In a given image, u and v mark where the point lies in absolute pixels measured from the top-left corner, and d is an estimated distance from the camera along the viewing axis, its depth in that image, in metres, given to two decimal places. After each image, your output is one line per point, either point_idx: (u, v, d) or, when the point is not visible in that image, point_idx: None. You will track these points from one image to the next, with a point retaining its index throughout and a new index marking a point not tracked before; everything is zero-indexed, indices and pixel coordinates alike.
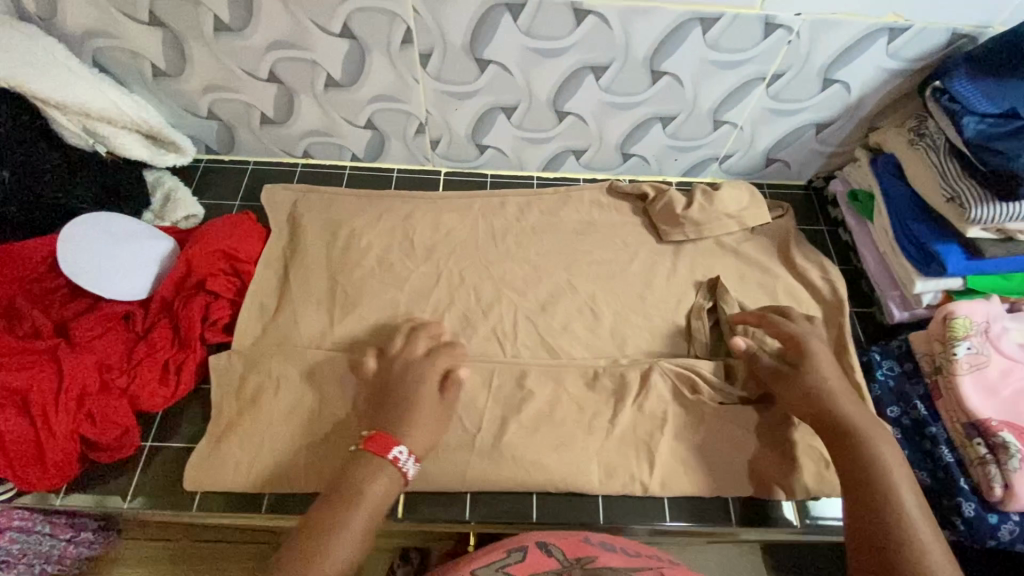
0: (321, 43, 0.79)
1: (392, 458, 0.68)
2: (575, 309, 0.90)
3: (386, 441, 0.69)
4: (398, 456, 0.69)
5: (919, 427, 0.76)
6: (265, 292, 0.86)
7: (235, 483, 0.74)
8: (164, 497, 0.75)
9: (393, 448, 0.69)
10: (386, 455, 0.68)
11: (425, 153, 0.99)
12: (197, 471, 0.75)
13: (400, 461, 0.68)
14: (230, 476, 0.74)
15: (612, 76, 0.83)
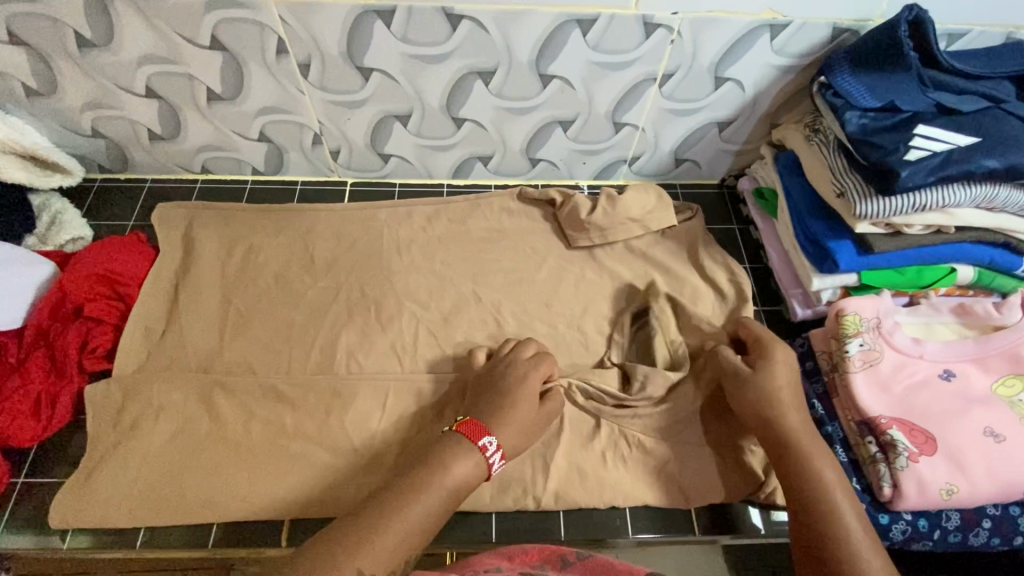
0: (193, 56, 0.76)
1: (483, 445, 0.67)
2: (479, 319, 0.87)
3: (478, 429, 0.67)
4: (486, 445, 0.67)
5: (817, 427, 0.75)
6: (152, 316, 0.83)
7: (108, 518, 0.71)
8: (35, 535, 0.72)
9: (484, 437, 0.67)
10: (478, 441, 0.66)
11: (327, 165, 0.96)
12: (65, 512, 0.71)
13: (489, 450, 0.67)
14: (104, 513, 0.71)
15: (501, 81, 0.81)
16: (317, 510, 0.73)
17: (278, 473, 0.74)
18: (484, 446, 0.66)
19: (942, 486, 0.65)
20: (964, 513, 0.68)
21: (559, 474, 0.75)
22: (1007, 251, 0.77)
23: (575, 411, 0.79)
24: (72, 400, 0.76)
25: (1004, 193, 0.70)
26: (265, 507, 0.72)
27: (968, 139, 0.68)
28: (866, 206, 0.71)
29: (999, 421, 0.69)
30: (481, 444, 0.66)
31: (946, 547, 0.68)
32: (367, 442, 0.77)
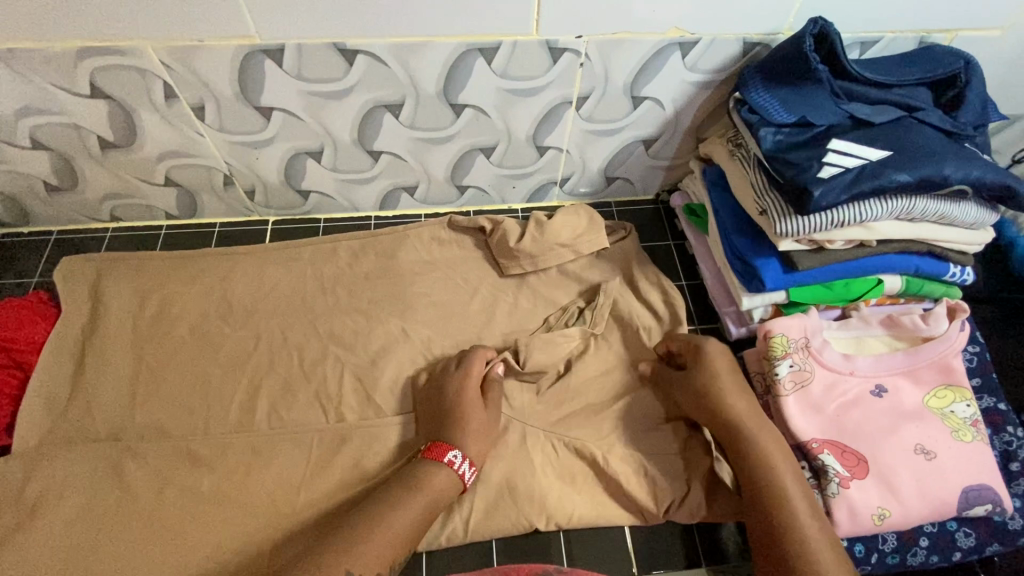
0: (77, 105, 0.72)
1: (449, 460, 0.68)
2: (409, 359, 0.83)
3: (443, 447, 0.69)
4: (453, 459, 0.68)
5: None
6: (54, 381, 0.77)
7: None
8: None
9: (451, 451, 0.68)
10: (443, 458, 0.68)
11: (245, 205, 0.92)
12: None
13: (456, 464, 0.68)
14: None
15: (411, 113, 0.78)
16: None
17: (193, 546, 0.68)
18: (452, 462, 0.68)
19: (874, 510, 0.64)
20: (901, 534, 0.67)
21: (497, 522, 0.71)
22: (932, 259, 0.76)
23: (509, 451, 0.75)
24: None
25: (920, 204, 0.69)
26: None
27: (880, 152, 0.67)
28: (785, 225, 0.70)
29: (930, 437, 0.69)
30: (449, 459, 0.68)
31: (887, 570, 0.67)
32: (292, 503, 0.72)
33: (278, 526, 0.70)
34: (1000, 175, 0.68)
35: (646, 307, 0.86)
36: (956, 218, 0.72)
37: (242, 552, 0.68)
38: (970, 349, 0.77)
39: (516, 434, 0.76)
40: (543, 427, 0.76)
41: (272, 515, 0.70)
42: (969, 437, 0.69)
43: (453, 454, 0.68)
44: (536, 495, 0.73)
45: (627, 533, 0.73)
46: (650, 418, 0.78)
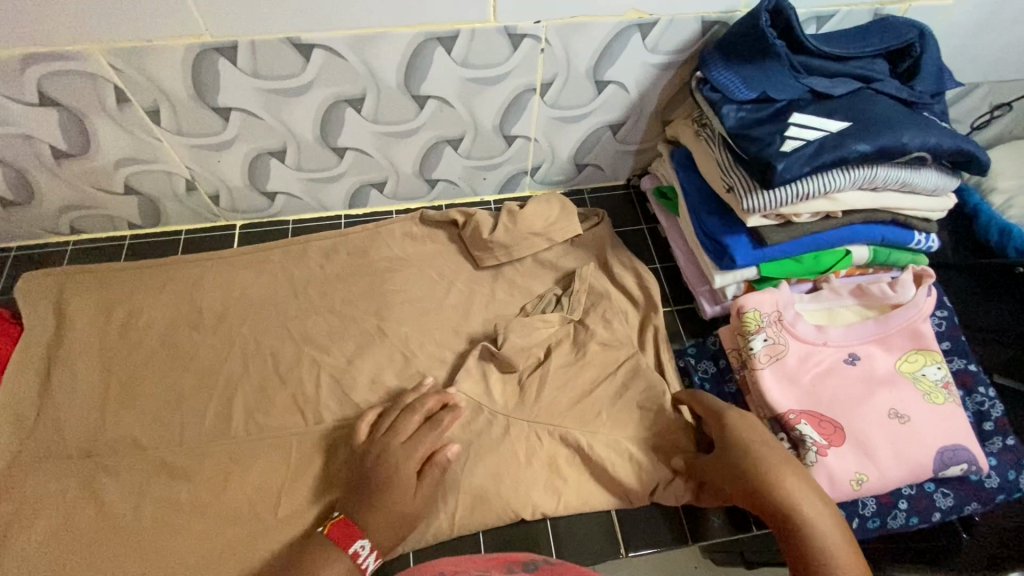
0: (24, 115, 0.70)
1: (354, 551, 0.63)
2: (387, 356, 0.82)
3: (349, 534, 0.64)
4: (359, 550, 0.63)
5: None
6: (20, 400, 0.75)
7: None
8: None
9: (357, 541, 0.63)
10: (347, 547, 0.63)
11: (210, 210, 0.90)
12: None
13: (361, 556, 0.63)
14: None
15: (373, 106, 0.77)
16: None
17: (174, 560, 0.67)
18: (356, 551, 0.62)
19: (852, 476, 0.65)
20: (880, 498, 0.68)
21: (485, 515, 0.71)
22: (897, 227, 0.78)
23: (494, 442, 0.74)
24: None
25: (882, 173, 0.70)
26: None
27: (840, 124, 0.68)
28: (752, 200, 0.70)
29: (903, 402, 0.70)
30: (351, 550, 0.62)
31: (868, 534, 0.68)
32: (274, 508, 0.70)
33: (260, 533, 0.69)
34: (956, 141, 0.69)
35: (622, 291, 0.86)
36: (917, 185, 0.73)
37: (224, 561, 0.67)
38: (938, 314, 0.78)
39: (498, 426, 0.76)
40: (524, 417, 0.76)
41: (253, 522, 0.69)
42: (940, 398, 0.70)
43: (359, 544, 0.63)
44: (522, 485, 0.72)
45: (612, 516, 0.73)
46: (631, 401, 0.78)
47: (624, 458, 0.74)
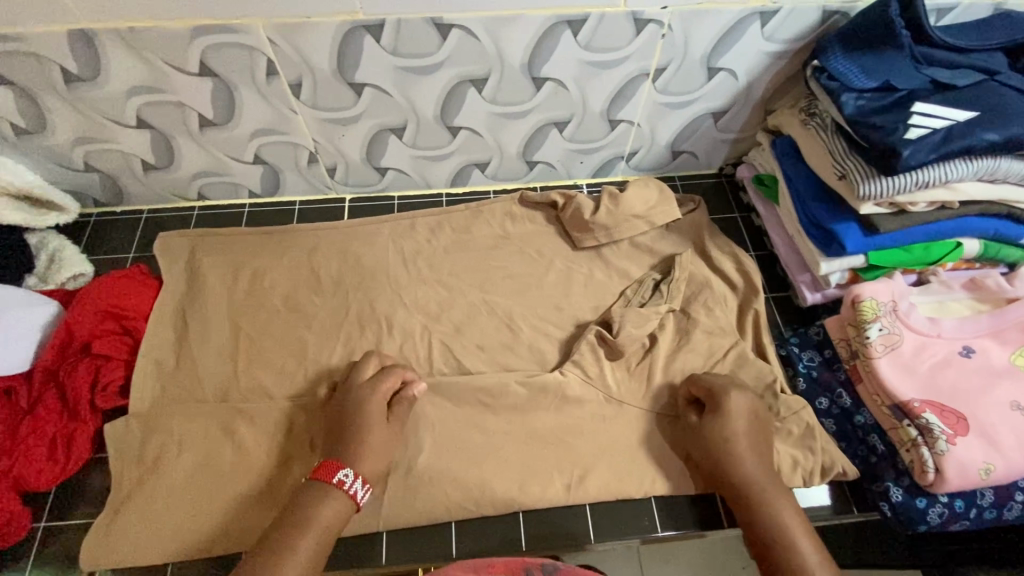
0: (182, 84, 0.76)
1: (338, 481, 0.67)
2: (492, 327, 0.86)
3: (331, 465, 0.68)
4: (343, 479, 0.67)
5: (848, 416, 0.76)
6: (161, 347, 0.81)
7: (138, 557, 0.69)
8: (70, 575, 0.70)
9: (341, 472, 0.68)
10: (331, 479, 0.67)
11: (325, 182, 0.96)
12: (95, 552, 0.69)
13: (346, 483, 0.67)
14: (133, 553, 0.70)
15: (494, 87, 0.81)
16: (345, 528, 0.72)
17: None
18: (339, 482, 0.67)
19: (979, 465, 0.65)
20: (998, 489, 0.68)
21: (589, 476, 0.75)
22: (1011, 221, 0.77)
23: (596, 408, 0.79)
24: (89, 439, 0.75)
25: (1005, 164, 0.70)
26: None
27: (966, 113, 0.69)
28: (869, 187, 0.71)
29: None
30: (336, 483, 0.67)
31: (983, 524, 0.68)
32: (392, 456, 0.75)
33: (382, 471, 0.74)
34: None
35: (721, 276, 0.89)
36: None
37: None
38: None
39: (600, 396, 0.80)
40: (625, 390, 0.80)
41: None
42: None
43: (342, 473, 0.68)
44: (624, 453, 0.77)
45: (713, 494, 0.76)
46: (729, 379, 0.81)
47: None
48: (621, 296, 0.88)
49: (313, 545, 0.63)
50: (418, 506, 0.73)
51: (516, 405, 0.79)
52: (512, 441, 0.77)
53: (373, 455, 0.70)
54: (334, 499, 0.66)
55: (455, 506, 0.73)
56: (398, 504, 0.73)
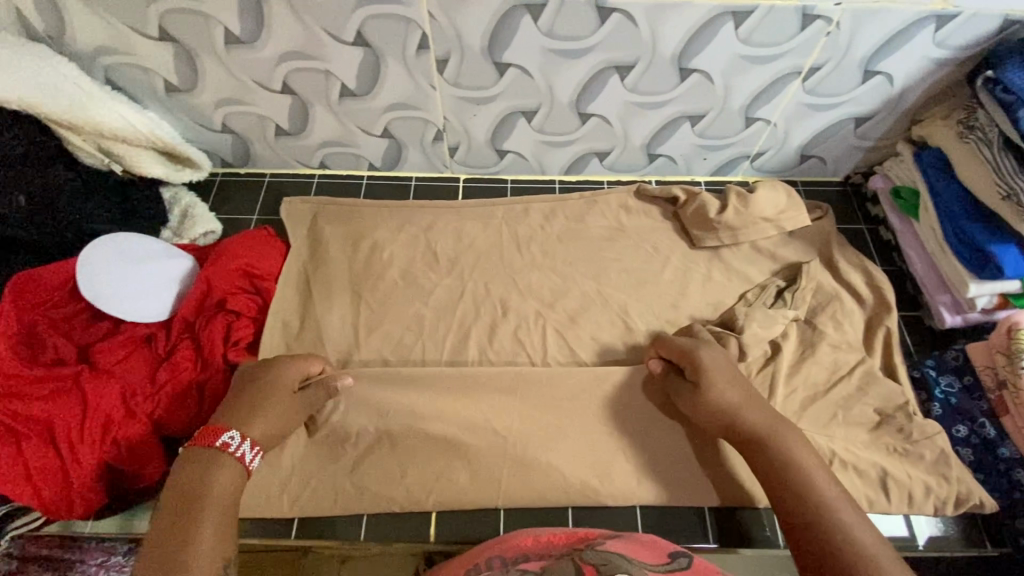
0: (334, 52, 0.77)
1: (223, 444, 0.61)
2: (607, 319, 0.85)
3: (214, 429, 0.61)
4: (228, 440, 0.61)
5: (989, 447, 0.74)
6: (288, 309, 0.84)
7: (269, 508, 0.72)
8: None
9: (224, 434, 0.61)
10: (215, 441, 0.60)
11: (444, 160, 0.96)
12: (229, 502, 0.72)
13: (233, 446, 0.61)
14: (264, 505, 0.72)
15: (638, 76, 0.79)
16: (458, 502, 0.72)
17: (424, 473, 0.73)
18: (225, 447, 0.60)
19: None
20: None
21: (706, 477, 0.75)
22: None
23: None
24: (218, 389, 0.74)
25: None
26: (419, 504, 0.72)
27: None
28: None
29: None
30: (232, 452, 0.61)
31: None
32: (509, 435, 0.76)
33: (499, 448, 0.75)
34: None
35: (848, 289, 0.86)
36: None
37: (472, 479, 0.74)
38: None
39: None
40: None
41: (492, 438, 0.76)
42: None
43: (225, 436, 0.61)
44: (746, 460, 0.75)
45: None
46: (854, 396, 0.78)
47: (852, 454, 0.74)
48: (741, 299, 0.86)
49: (215, 520, 0.55)
50: (533, 491, 0.73)
51: (632, 400, 0.78)
52: (628, 436, 0.77)
53: (265, 416, 0.65)
54: (228, 470, 0.59)
55: (572, 493, 0.73)
56: (516, 486, 0.73)
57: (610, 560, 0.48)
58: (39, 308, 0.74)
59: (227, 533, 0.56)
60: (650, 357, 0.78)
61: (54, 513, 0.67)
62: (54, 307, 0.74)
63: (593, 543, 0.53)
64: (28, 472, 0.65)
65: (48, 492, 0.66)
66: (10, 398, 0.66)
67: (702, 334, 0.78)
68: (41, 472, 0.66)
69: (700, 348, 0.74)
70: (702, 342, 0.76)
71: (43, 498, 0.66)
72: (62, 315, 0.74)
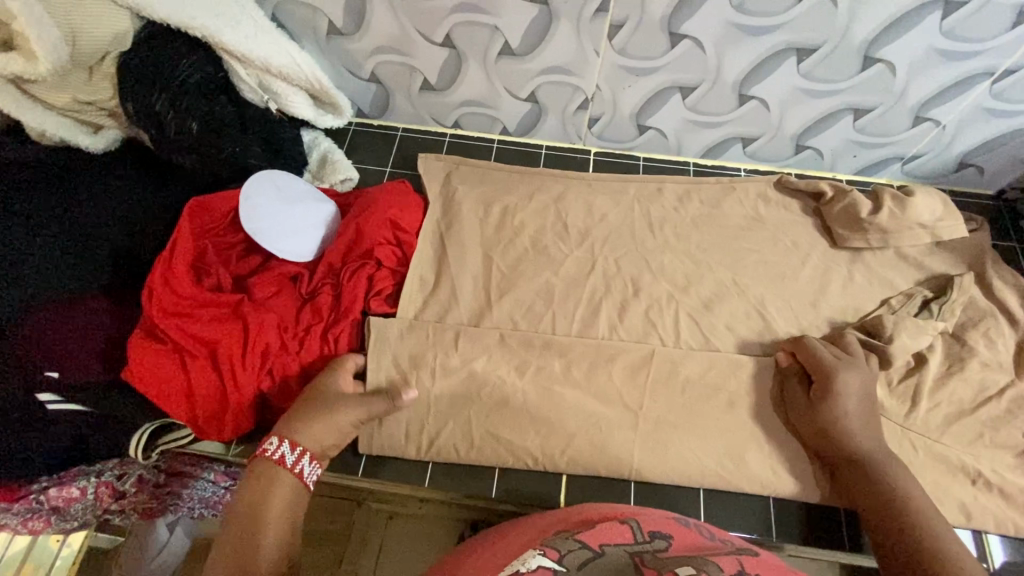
0: (510, 8, 0.76)
1: (265, 451, 0.63)
2: (742, 310, 0.83)
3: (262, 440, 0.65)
4: (269, 446, 0.63)
5: None
6: (424, 263, 0.84)
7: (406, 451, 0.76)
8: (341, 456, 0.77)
9: (267, 440, 0.63)
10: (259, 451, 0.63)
11: (580, 131, 0.95)
12: (371, 441, 0.76)
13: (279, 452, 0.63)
14: (402, 447, 0.76)
15: (818, 60, 0.76)
16: (590, 469, 0.74)
17: (558, 437, 0.74)
18: (281, 459, 0.62)
19: None
20: None
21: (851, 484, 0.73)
22: None
23: None
24: (351, 335, 0.76)
25: None
26: (554, 467, 0.74)
27: None
28: None
29: None
30: (274, 458, 0.62)
31: None
32: (641, 415, 0.75)
33: (629, 423, 0.75)
34: None
35: (1002, 309, 0.82)
36: None
37: (606, 453, 0.74)
38: None
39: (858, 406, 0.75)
40: (890, 405, 0.75)
41: (624, 414, 0.75)
42: None
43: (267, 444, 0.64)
44: None
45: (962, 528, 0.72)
46: (1006, 419, 0.75)
47: (999, 476, 0.73)
48: (883, 305, 0.83)
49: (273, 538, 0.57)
50: (667, 470, 0.73)
51: (767, 393, 0.76)
52: (763, 430, 0.75)
53: (317, 425, 0.66)
54: (280, 479, 0.61)
55: (704, 477, 0.73)
56: (649, 462, 0.73)
57: (674, 559, 0.42)
58: (206, 234, 0.76)
59: (284, 547, 0.57)
60: (781, 351, 0.78)
61: (204, 433, 0.70)
62: (217, 235, 0.77)
63: (652, 535, 0.46)
64: (191, 389, 0.68)
65: (205, 411, 0.69)
66: (181, 317, 0.69)
67: (850, 347, 0.75)
68: (203, 391, 0.68)
69: (842, 370, 0.71)
70: (846, 359, 0.73)
71: (198, 417, 0.69)
72: (223, 244, 0.77)
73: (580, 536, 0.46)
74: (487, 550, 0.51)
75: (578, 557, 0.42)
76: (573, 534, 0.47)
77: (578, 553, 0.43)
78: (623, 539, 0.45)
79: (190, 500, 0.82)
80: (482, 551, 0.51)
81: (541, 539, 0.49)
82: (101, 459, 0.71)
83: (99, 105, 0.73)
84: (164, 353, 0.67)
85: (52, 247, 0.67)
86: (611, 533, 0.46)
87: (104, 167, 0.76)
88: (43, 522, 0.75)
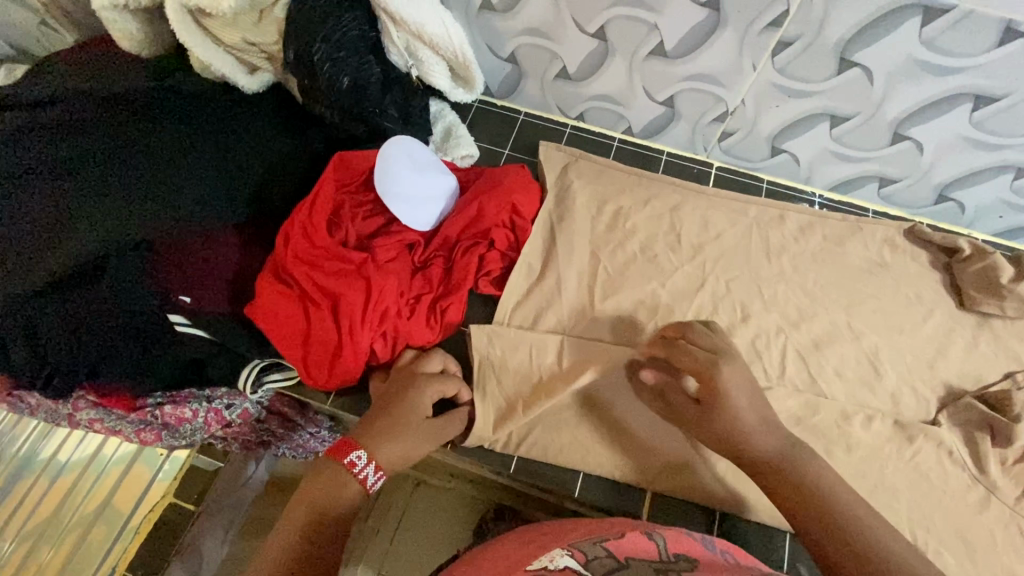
0: (678, 9, 0.73)
1: (348, 462, 0.60)
2: (854, 357, 0.80)
3: (347, 445, 0.62)
4: (354, 460, 0.60)
5: None
6: (534, 252, 0.84)
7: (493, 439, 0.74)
8: None
9: (353, 453, 0.61)
10: (342, 459, 0.60)
11: (708, 143, 0.92)
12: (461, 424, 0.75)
13: (357, 467, 0.60)
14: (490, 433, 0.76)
15: (993, 111, 0.72)
16: (674, 489, 0.73)
17: (645, 451, 0.74)
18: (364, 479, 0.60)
19: None
20: None
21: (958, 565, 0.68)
22: None
23: (965, 492, 0.71)
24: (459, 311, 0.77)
25: None
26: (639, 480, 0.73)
27: None
28: None
29: None
30: (358, 476, 0.60)
31: None
32: None
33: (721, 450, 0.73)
34: None
35: None
36: None
37: (691, 475, 0.73)
38: None
39: (966, 478, 0.72)
40: (1002, 485, 0.71)
41: None
42: None
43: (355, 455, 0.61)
44: (989, 549, 0.69)
45: None
46: None
47: None
48: (1008, 379, 0.78)
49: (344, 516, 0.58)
50: (754, 506, 0.71)
51: (873, 449, 0.73)
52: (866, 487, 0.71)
53: (393, 435, 0.64)
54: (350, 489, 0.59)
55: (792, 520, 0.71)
56: (736, 494, 0.72)
57: None
58: (340, 188, 0.78)
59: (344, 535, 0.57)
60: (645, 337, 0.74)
61: (310, 379, 0.71)
62: (350, 191, 0.79)
63: (677, 556, 0.45)
64: (309, 336, 0.70)
65: (316, 359, 0.70)
66: (310, 266, 0.71)
67: None
68: (320, 340, 0.70)
69: None
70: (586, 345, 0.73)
71: (308, 364, 0.71)
72: (352, 201, 0.78)
73: (606, 544, 0.47)
74: (514, 545, 0.51)
75: (603, 565, 0.43)
76: (601, 540, 0.48)
77: (605, 561, 0.44)
78: (647, 555, 0.45)
79: (277, 437, 0.86)
80: (509, 546, 0.52)
81: (568, 538, 0.50)
82: (212, 385, 0.73)
83: (262, 47, 0.75)
84: (290, 296, 0.71)
85: (191, 174, 0.70)
86: (636, 547, 0.46)
87: (251, 107, 0.78)
88: (155, 435, 0.79)
